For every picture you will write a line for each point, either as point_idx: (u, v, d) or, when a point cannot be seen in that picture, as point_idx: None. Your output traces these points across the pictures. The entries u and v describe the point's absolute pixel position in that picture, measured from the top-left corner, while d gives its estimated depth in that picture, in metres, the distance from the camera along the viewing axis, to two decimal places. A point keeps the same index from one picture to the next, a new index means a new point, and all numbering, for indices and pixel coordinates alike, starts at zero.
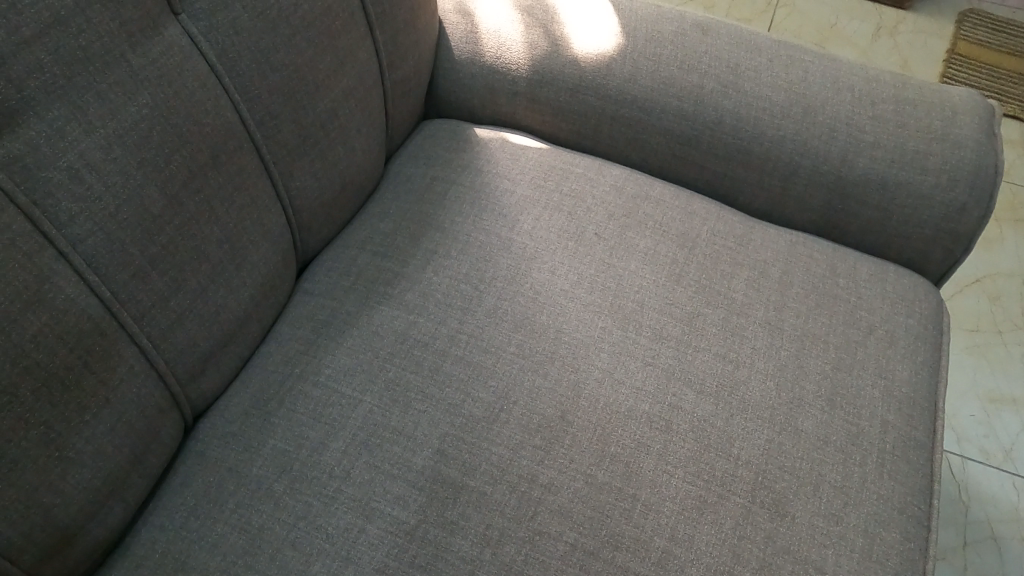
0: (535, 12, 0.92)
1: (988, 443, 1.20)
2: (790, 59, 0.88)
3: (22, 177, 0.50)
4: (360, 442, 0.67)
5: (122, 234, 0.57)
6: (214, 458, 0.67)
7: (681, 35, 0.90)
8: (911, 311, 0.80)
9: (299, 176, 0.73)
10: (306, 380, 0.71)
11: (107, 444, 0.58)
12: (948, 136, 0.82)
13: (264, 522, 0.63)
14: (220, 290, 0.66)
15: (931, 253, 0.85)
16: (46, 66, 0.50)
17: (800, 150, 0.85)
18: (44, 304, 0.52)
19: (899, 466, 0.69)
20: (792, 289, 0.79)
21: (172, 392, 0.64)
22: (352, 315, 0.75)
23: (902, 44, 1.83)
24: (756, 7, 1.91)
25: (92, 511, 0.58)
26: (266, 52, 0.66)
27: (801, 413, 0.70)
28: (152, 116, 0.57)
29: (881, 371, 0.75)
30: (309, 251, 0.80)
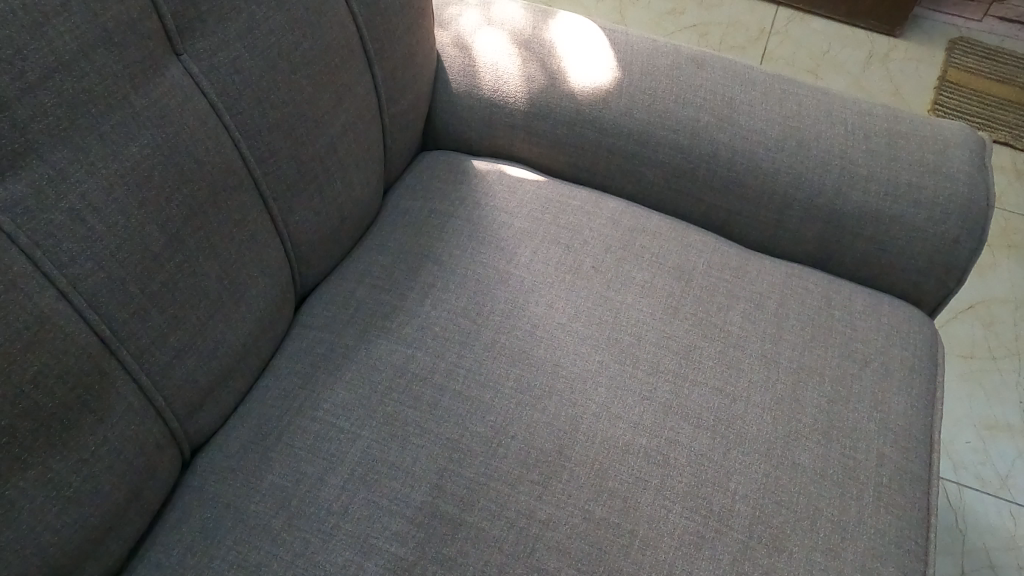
0: (532, 46, 0.93)
1: (985, 471, 1.20)
2: (783, 93, 0.89)
3: (25, 219, 0.50)
4: (358, 478, 0.67)
5: (122, 273, 0.57)
6: (211, 494, 0.67)
7: (677, 69, 0.91)
8: (906, 343, 0.80)
9: (299, 211, 0.74)
10: (305, 415, 0.71)
11: (105, 482, 0.58)
12: (941, 169, 0.83)
13: (262, 560, 0.63)
14: (219, 326, 0.67)
15: (925, 285, 0.85)
16: (50, 110, 0.50)
17: (794, 184, 0.86)
18: (45, 344, 0.52)
19: (896, 500, 0.69)
20: (788, 322, 0.80)
21: (170, 428, 0.65)
22: (350, 349, 0.75)
23: (894, 72, 1.85)
24: (749, 34, 1.94)
25: (89, 550, 0.58)
26: (266, 90, 0.67)
27: (798, 446, 0.71)
28: (154, 156, 0.58)
29: (877, 403, 0.75)
30: (307, 284, 0.81)
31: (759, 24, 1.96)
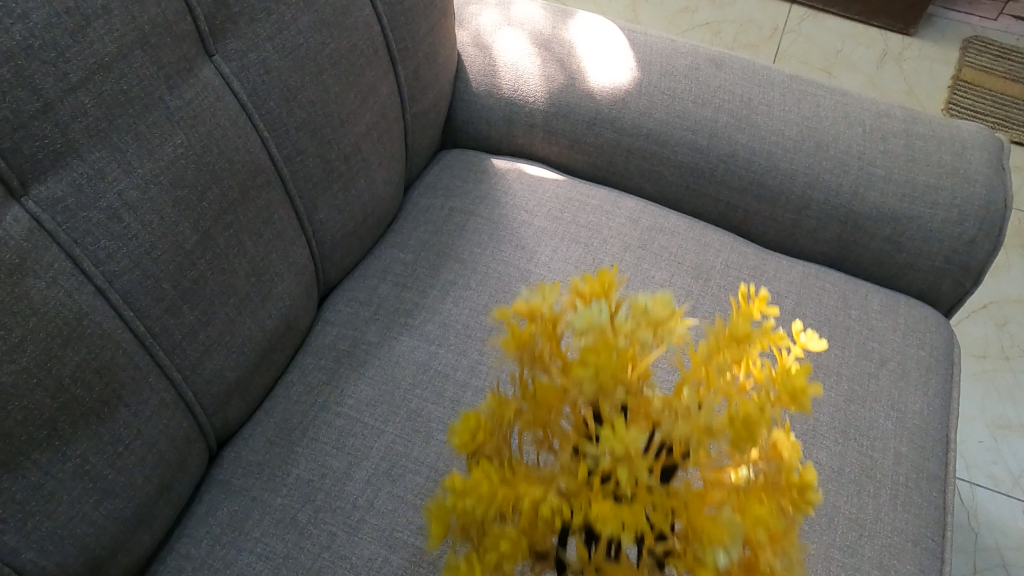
0: (552, 45, 0.94)
1: (997, 470, 1.21)
2: (802, 94, 0.90)
3: (65, 216, 0.52)
4: (382, 472, 0.68)
5: (155, 270, 0.58)
6: (239, 488, 0.68)
7: (695, 69, 0.92)
8: (923, 343, 0.82)
9: (324, 209, 0.75)
10: (329, 410, 0.72)
11: (138, 475, 0.59)
12: (958, 170, 0.84)
13: (289, 552, 0.64)
14: (247, 322, 0.68)
15: (941, 285, 0.86)
16: (90, 110, 0.51)
17: (812, 184, 0.86)
18: (83, 339, 0.53)
19: (913, 498, 0.70)
20: (805, 321, 0.81)
21: (198, 422, 0.66)
22: (373, 345, 0.77)
23: (908, 70, 1.85)
24: (763, 33, 1.94)
25: (122, 541, 0.59)
26: (294, 90, 0.68)
27: (816, 445, 0.72)
28: (187, 156, 0.59)
29: (894, 403, 0.76)
30: (330, 281, 0.82)
31: (773, 23, 1.97)
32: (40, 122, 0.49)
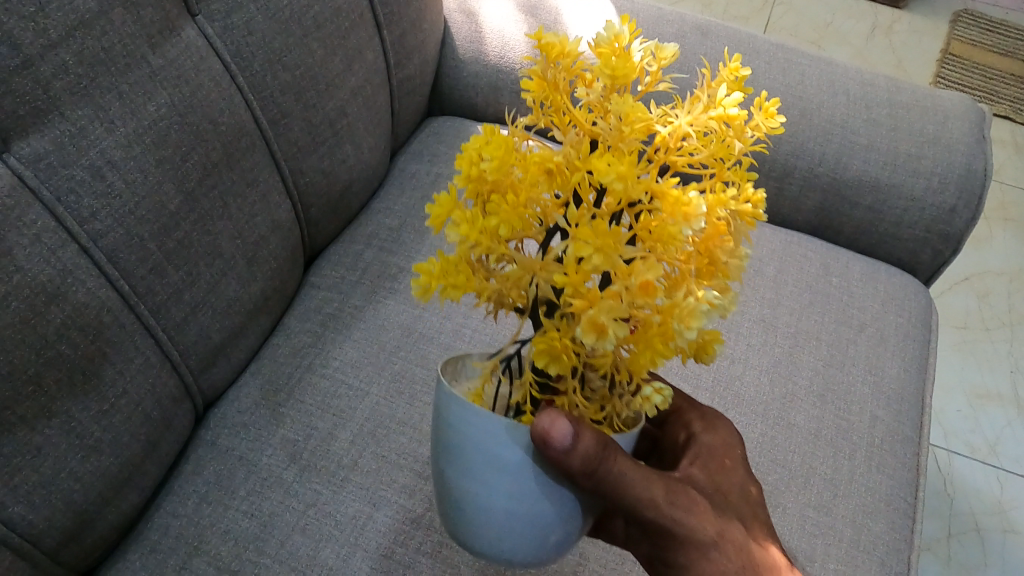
0: (540, 14, 0.93)
1: (974, 438, 1.23)
2: (786, 62, 0.90)
3: (47, 174, 0.52)
4: (367, 433, 0.69)
5: (140, 230, 0.58)
6: (225, 447, 0.69)
7: (681, 37, 0.92)
8: (901, 309, 0.84)
9: (309, 174, 0.75)
10: (315, 372, 0.73)
11: (124, 433, 0.60)
12: (940, 140, 0.85)
13: (274, 510, 0.65)
14: (232, 284, 0.69)
15: (920, 254, 0.87)
16: (71, 67, 0.51)
17: (796, 152, 0.87)
18: (67, 297, 0.53)
19: (887, 460, 0.72)
20: (787, 288, 0.83)
21: (185, 382, 0.66)
22: (359, 308, 0.78)
23: (897, 43, 1.85)
24: (754, 5, 1.94)
25: (109, 498, 0.60)
26: (278, 53, 0.68)
27: (794, 408, 0.74)
28: (171, 116, 0.59)
29: (871, 368, 0.78)
30: (316, 246, 0.83)
31: None
32: (21, 78, 0.48)
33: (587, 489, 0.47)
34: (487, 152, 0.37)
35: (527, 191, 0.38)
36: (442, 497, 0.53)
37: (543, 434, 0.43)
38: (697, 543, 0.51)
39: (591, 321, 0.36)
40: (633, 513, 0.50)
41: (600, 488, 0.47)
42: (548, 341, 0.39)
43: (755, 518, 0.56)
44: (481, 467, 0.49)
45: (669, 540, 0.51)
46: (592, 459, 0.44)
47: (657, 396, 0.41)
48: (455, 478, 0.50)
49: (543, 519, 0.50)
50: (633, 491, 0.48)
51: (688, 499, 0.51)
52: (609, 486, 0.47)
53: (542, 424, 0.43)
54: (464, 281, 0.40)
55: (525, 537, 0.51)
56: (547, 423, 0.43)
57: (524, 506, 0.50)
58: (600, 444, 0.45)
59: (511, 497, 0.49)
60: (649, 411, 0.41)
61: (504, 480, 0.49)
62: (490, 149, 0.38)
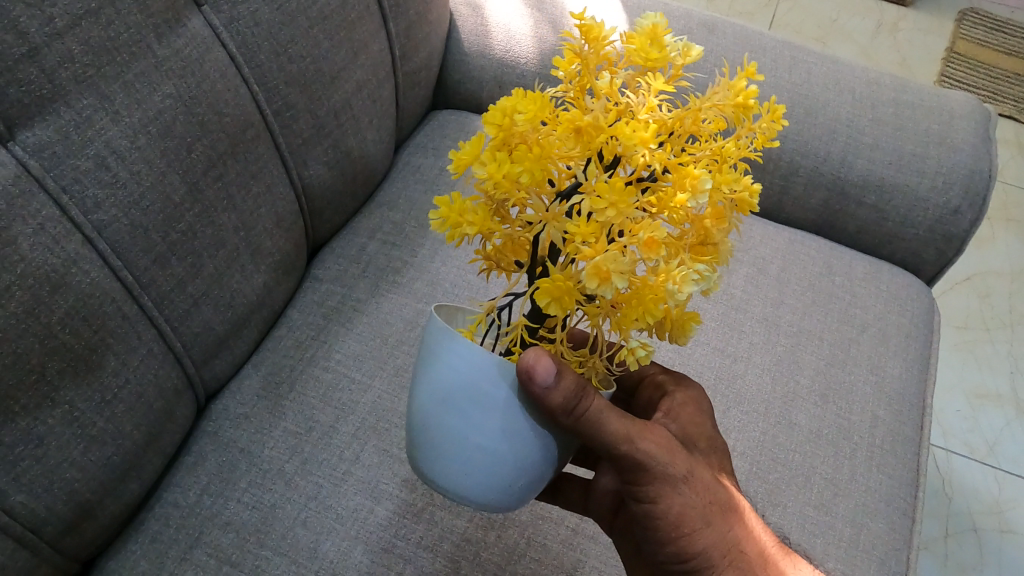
0: (544, 7, 0.93)
1: (973, 438, 1.23)
2: (793, 60, 0.90)
3: (52, 163, 0.51)
4: (369, 427, 0.69)
5: (144, 220, 0.58)
6: (226, 438, 0.69)
7: (688, 32, 0.91)
8: (904, 309, 0.84)
9: (313, 166, 0.75)
10: (317, 365, 0.73)
11: (126, 424, 0.60)
12: (945, 140, 0.84)
13: (275, 502, 0.65)
14: (235, 276, 0.68)
15: (923, 254, 0.87)
16: (77, 57, 0.51)
17: (801, 150, 0.87)
18: (71, 287, 0.53)
19: (887, 460, 0.72)
20: (789, 286, 0.83)
21: (187, 373, 0.66)
22: (361, 302, 0.78)
23: (902, 41, 1.85)
24: (759, 1, 1.93)
25: (110, 488, 0.60)
26: (284, 44, 0.68)
27: (795, 407, 0.74)
28: (176, 106, 0.59)
29: (873, 368, 0.78)
30: (319, 238, 0.82)
31: None
32: (26, 67, 0.48)
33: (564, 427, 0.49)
34: (523, 105, 0.40)
35: (552, 147, 0.41)
36: (414, 441, 0.52)
37: (529, 369, 0.45)
38: (667, 481, 0.52)
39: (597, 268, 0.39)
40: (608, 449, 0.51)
41: (580, 427, 0.49)
42: (555, 286, 0.41)
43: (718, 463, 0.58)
44: (461, 403, 0.48)
45: (639, 479, 0.53)
46: (571, 396, 0.47)
47: (641, 350, 0.43)
48: (431, 417, 0.50)
49: (516, 466, 0.50)
50: (607, 431, 0.49)
51: (659, 437, 0.53)
52: (584, 425, 0.48)
53: (526, 360, 0.45)
54: (481, 220, 0.42)
55: (496, 483, 0.50)
56: (533, 360, 0.45)
57: (500, 449, 0.49)
58: (580, 384, 0.47)
59: (488, 437, 0.49)
60: (632, 364, 0.44)
61: (483, 417, 0.48)
62: (526, 103, 0.40)
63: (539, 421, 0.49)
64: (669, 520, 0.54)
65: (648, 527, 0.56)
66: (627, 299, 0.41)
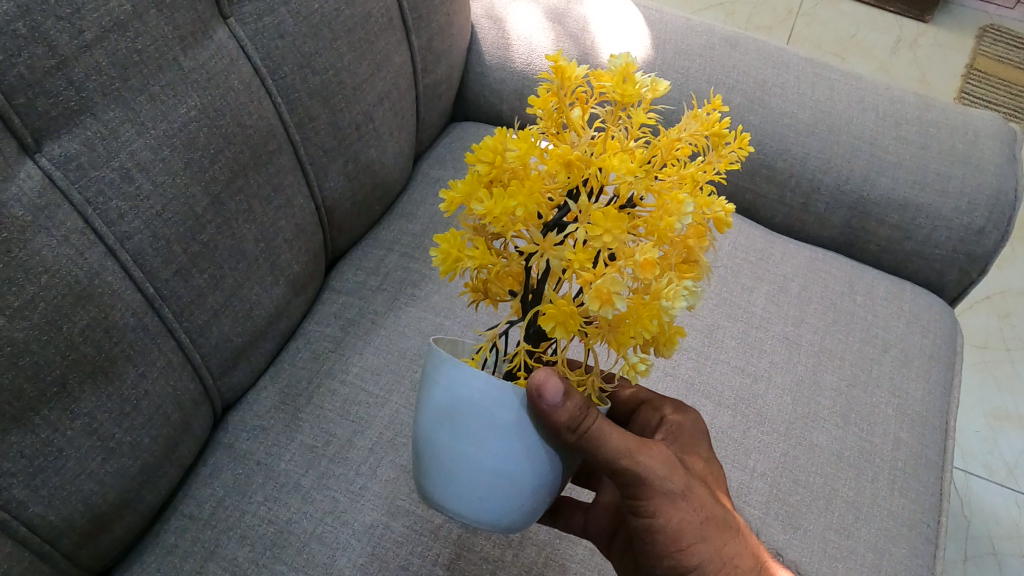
0: (566, 21, 0.92)
1: (993, 460, 1.22)
2: (816, 77, 0.90)
3: (77, 175, 0.51)
4: (386, 441, 0.69)
5: (166, 232, 0.58)
6: (243, 451, 0.68)
7: (710, 48, 0.91)
8: (926, 330, 0.83)
9: (334, 178, 0.75)
10: (335, 377, 0.73)
11: (144, 436, 0.60)
12: (970, 159, 0.83)
13: (291, 516, 0.64)
14: (255, 287, 0.68)
15: (946, 274, 0.86)
16: (104, 69, 0.51)
17: (823, 168, 0.86)
18: (93, 299, 0.53)
19: (910, 484, 0.71)
20: (810, 305, 0.82)
21: (206, 385, 0.66)
22: (380, 314, 0.78)
23: (922, 57, 1.84)
24: (778, 15, 1.93)
25: (127, 500, 0.60)
26: (307, 56, 0.68)
27: (816, 428, 0.73)
28: (200, 118, 0.59)
29: (895, 389, 0.77)
30: (338, 250, 0.82)
31: (787, 6, 1.96)
32: (55, 79, 0.48)
33: (566, 442, 0.49)
34: (513, 142, 0.41)
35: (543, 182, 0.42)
36: (422, 464, 0.52)
37: (538, 386, 0.46)
38: (667, 497, 0.52)
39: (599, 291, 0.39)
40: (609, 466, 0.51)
41: (582, 443, 0.49)
42: (558, 311, 0.41)
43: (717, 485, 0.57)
44: (474, 428, 0.48)
45: (637, 494, 0.52)
46: (575, 413, 0.47)
47: (642, 362, 0.43)
48: (442, 441, 0.50)
49: (526, 487, 0.50)
50: (608, 445, 0.49)
51: (660, 453, 0.53)
52: (586, 439, 0.49)
53: (536, 378, 0.46)
54: (481, 254, 0.43)
55: (508, 502, 0.50)
56: (542, 377, 0.46)
57: (512, 472, 0.49)
58: (583, 403, 0.48)
59: (501, 460, 0.49)
60: (633, 377, 0.43)
61: (496, 442, 0.48)
62: (516, 141, 0.41)
63: (544, 438, 0.49)
64: (668, 534, 0.53)
65: (646, 541, 0.55)
66: (625, 319, 0.41)
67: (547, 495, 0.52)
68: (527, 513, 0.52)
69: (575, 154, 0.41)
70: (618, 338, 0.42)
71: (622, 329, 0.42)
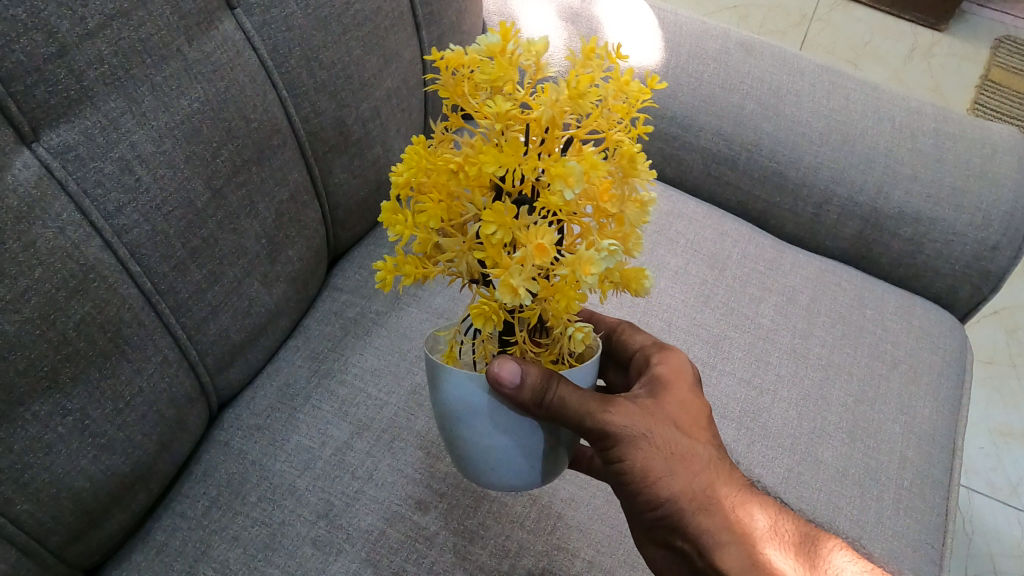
0: (579, 20, 0.90)
1: (996, 477, 1.20)
2: (832, 85, 0.88)
3: (76, 166, 0.50)
4: (384, 444, 0.68)
5: (166, 226, 0.57)
6: (238, 450, 0.67)
7: (725, 53, 0.90)
8: (936, 347, 0.81)
9: (339, 174, 0.74)
10: (333, 377, 0.72)
11: (138, 433, 0.59)
12: (987, 174, 0.82)
13: (285, 518, 0.63)
14: (255, 284, 0.67)
15: (958, 290, 0.85)
16: (106, 58, 0.50)
17: (836, 179, 0.85)
18: (88, 292, 0.52)
19: (916, 503, 0.70)
20: (819, 318, 0.81)
21: (202, 382, 0.65)
22: (381, 314, 0.77)
23: (935, 66, 1.82)
24: (791, 20, 1.92)
25: (118, 498, 0.59)
26: (315, 50, 0.66)
27: (821, 444, 0.72)
28: (204, 110, 0.57)
29: (902, 406, 0.76)
30: (341, 247, 0.81)
31: (801, 11, 1.95)
32: (55, 67, 0.47)
33: (537, 415, 0.50)
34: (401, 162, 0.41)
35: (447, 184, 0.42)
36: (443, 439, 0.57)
37: (495, 376, 0.48)
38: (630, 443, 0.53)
39: (506, 284, 0.40)
40: (580, 428, 0.52)
41: (554, 415, 0.50)
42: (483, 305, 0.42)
43: (690, 422, 0.57)
44: (459, 415, 0.52)
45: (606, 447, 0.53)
46: (539, 388, 0.48)
47: (581, 332, 0.46)
48: (444, 425, 0.55)
49: (519, 454, 0.54)
50: (577, 411, 0.50)
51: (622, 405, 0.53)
52: (554, 410, 0.50)
53: (493, 367, 0.48)
54: (414, 266, 0.43)
55: (518, 468, 0.55)
56: (497, 366, 0.48)
57: (502, 445, 0.53)
58: (546, 376, 0.49)
59: (487, 437, 0.53)
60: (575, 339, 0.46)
61: (481, 424, 0.52)
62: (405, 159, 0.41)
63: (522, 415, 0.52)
64: (638, 474, 0.54)
65: (625, 489, 0.55)
66: (550, 294, 0.42)
67: (548, 453, 0.55)
68: (536, 471, 0.56)
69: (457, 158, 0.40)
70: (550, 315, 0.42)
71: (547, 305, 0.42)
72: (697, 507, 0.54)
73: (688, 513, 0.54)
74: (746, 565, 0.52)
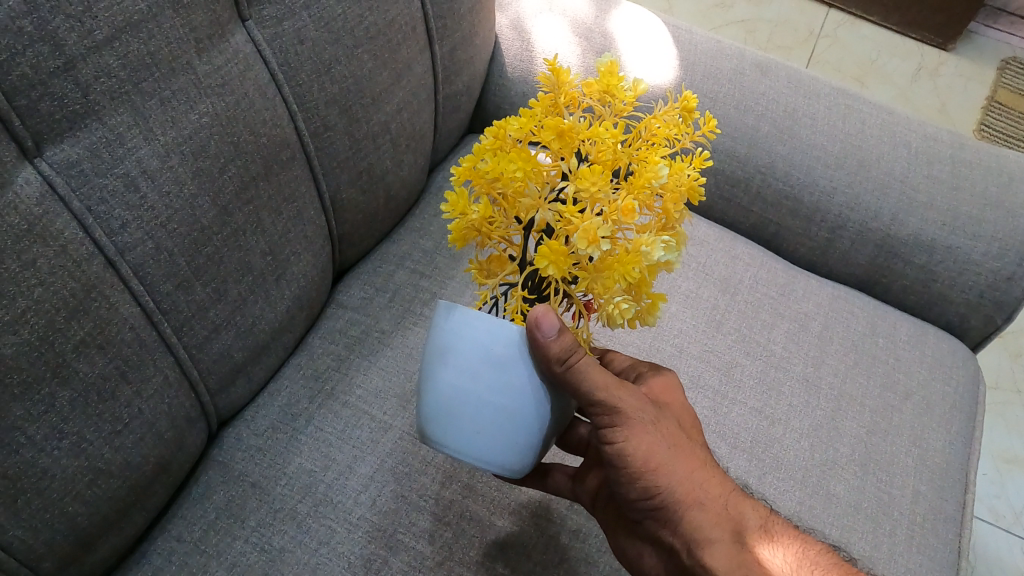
0: (592, 36, 0.88)
1: (1000, 504, 1.19)
2: (847, 109, 0.87)
3: (79, 182, 0.48)
4: (388, 470, 0.66)
5: (171, 244, 0.55)
6: (237, 471, 0.65)
7: (740, 73, 0.88)
8: (949, 377, 0.80)
9: (346, 190, 0.72)
10: (337, 398, 0.70)
11: (136, 455, 0.57)
12: (1004, 203, 0.80)
13: (285, 545, 0.62)
14: (259, 301, 0.65)
15: (971, 319, 0.84)
16: (113, 71, 0.48)
17: (851, 204, 0.83)
18: (89, 312, 0.50)
19: (928, 540, 0.69)
20: (831, 345, 0.80)
21: (202, 402, 0.63)
22: (386, 333, 0.75)
23: (942, 87, 1.82)
24: (798, 36, 1.91)
25: (113, 522, 0.57)
26: (327, 63, 0.64)
27: (833, 477, 0.70)
28: (211, 125, 0.56)
29: (916, 439, 0.75)
30: (346, 263, 0.80)
31: (808, 27, 1.94)
32: (61, 80, 0.45)
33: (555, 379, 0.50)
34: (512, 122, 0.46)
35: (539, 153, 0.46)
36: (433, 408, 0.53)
37: (536, 319, 0.47)
38: (638, 425, 0.53)
39: (585, 232, 0.43)
40: (592, 405, 0.52)
41: (572, 382, 0.51)
42: (552, 250, 0.45)
43: (688, 424, 0.58)
44: (470, 361, 0.50)
45: (610, 429, 0.53)
46: (568, 349, 0.49)
47: (625, 304, 0.45)
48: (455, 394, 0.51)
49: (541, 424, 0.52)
50: (594, 383, 0.51)
51: (633, 390, 0.54)
52: (574, 376, 0.50)
53: (534, 311, 0.48)
54: (483, 215, 0.47)
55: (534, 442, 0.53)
56: (539, 311, 0.47)
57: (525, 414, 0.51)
58: (575, 339, 0.49)
59: (493, 391, 0.51)
60: (615, 321, 0.45)
61: (510, 385, 0.50)
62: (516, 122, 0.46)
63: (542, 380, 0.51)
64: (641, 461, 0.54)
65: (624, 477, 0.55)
66: (605, 267, 0.45)
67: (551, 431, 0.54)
68: (528, 453, 0.53)
69: (566, 124, 0.45)
70: (605, 282, 0.45)
71: (604, 276, 0.45)
72: (693, 503, 0.54)
73: (682, 507, 0.54)
74: (733, 564, 0.53)
